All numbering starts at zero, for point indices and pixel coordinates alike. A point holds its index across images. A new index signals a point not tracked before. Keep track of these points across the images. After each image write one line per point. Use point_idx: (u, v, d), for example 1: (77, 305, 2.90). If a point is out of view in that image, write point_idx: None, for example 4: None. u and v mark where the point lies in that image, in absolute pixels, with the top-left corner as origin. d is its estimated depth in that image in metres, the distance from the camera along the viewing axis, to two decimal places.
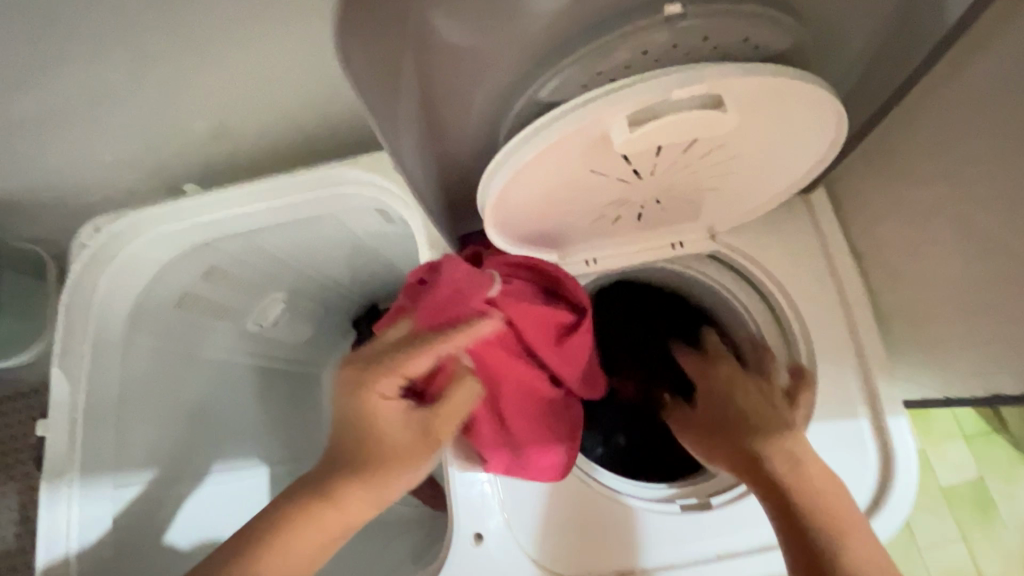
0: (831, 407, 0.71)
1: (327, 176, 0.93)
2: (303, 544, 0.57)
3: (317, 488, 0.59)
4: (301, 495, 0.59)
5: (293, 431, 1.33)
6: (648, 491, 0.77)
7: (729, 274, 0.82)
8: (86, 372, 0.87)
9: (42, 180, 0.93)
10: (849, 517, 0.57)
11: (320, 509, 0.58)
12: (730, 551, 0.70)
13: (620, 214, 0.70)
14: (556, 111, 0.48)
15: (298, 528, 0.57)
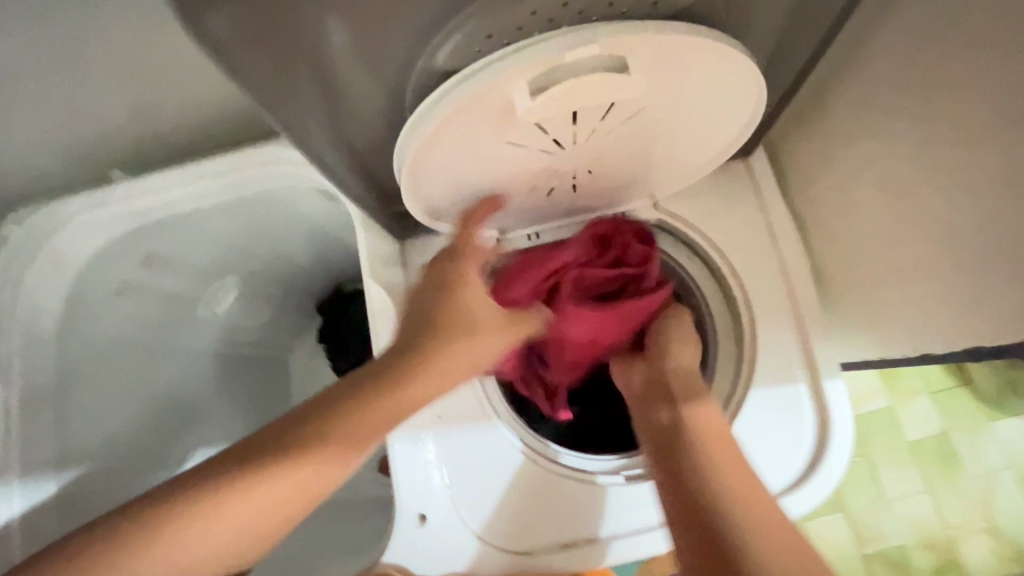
0: (770, 374, 0.71)
1: (267, 156, 0.91)
2: (219, 527, 0.49)
3: (234, 459, 0.52)
4: (219, 468, 0.51)
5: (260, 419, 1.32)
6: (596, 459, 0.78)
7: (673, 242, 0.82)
8: (18, 370, 0.85)
9: None
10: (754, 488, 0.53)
11: (235, 487, 0.50)
12: None
13: (553, 187, 0.68)
14: (453, 80, 0.46)
15: (184, 521, 0.48)
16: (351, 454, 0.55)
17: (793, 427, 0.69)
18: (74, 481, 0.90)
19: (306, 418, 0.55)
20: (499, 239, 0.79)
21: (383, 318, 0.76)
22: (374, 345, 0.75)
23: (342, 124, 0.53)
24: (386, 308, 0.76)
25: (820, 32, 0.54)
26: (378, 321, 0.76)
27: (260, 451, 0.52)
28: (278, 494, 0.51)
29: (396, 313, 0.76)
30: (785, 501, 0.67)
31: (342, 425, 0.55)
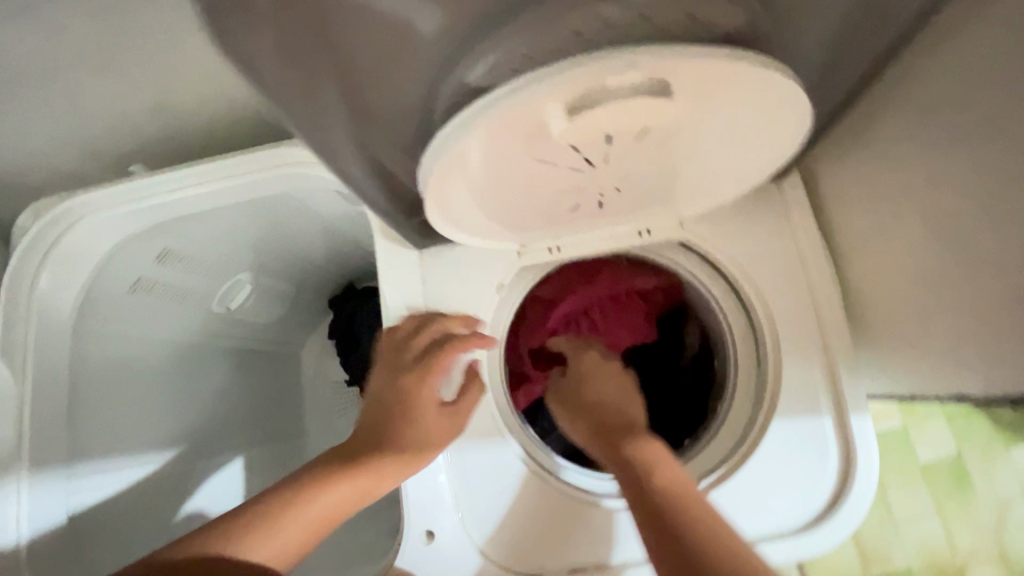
0: (793, 403, 0.69)
1: (286, 154, 0.89)
2: (286, 530, 0.58)
3: (293, 480, 0.62)
4: (282, 487, 0.62)
5: (268, 415, 1.31)
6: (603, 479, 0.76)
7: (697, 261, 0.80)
8: (32, 361, 0.84)
9: None
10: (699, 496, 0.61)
11: (299, 498, 0.60)
12: None
13: (578, 203, 0.66)
14: (492, 95, 0.44)
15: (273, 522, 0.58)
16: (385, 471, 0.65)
17: (815, 463, 0.67)
18: (74, 498, 0.87)
19: (347, 446, 0.67)
20: (519, 252, 0.77)
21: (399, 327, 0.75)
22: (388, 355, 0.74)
23: (369, 136, 0.51)
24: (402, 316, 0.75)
25: (870, 56, 0.52)
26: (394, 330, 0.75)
27: (315, 471, 0.64)
28: (330, 502, 0.61)
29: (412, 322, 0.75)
30: (762, 548, 0.66)
31: (376, 449, 0.66)
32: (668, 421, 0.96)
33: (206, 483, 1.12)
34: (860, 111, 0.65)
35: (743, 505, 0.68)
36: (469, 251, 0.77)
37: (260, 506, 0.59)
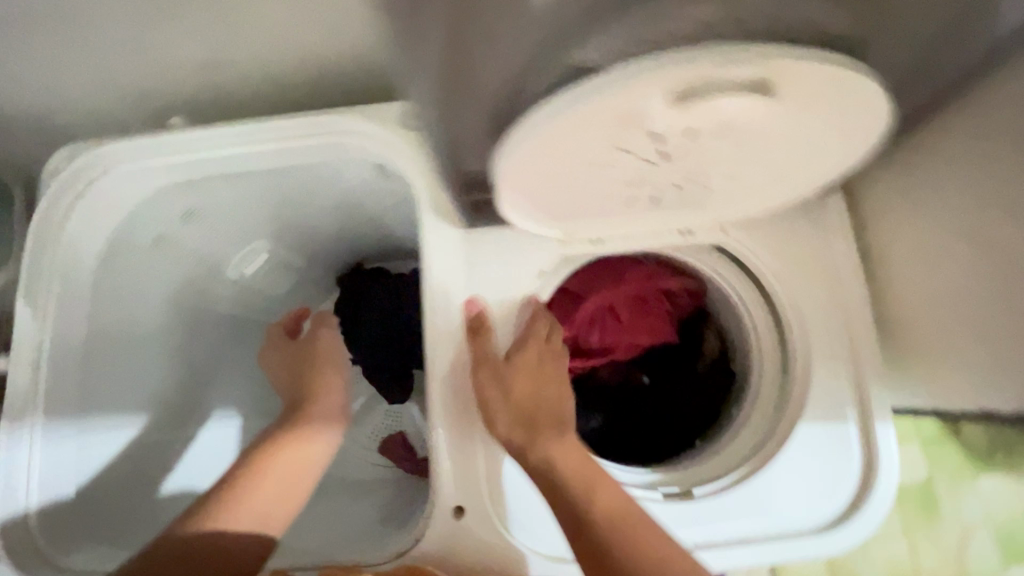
0: (819, 408, 0.71)
1: (332, 124, 0.87)
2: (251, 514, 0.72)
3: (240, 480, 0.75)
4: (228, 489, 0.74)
5: None
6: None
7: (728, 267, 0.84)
8: (53, 308, 0.82)
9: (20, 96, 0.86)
10: (621, 507, 0.64)
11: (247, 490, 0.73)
12: (708, 540, 0.70)
13: (636, 198, 0.68)
14: (605, 70, 0.45)
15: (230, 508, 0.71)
16: (307, 456, 0.79)
17: (838, 466, 0.69)
18: (84, 454, 0.84)
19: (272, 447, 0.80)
20: (564, 242, 0.79)
21: (439, 305, 0.75)
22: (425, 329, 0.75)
23: (459, 106, 0.52)
24: (442, 295, 0.76)
25: (943, 79, 0.55)
26: (432, 308, 0.75)
27: (250, 470, 0.75)
28: (279, 487, 0.75)
29: (451, 301, 0.76)
30: (747, 549, 0.69)
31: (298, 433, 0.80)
32: (685, 424, 0.96)
33: (188, 453, 1.00)
34: (913, 134, 0.68)
35: (682, 512, 0.71)
36: (514, 236, 0.78)
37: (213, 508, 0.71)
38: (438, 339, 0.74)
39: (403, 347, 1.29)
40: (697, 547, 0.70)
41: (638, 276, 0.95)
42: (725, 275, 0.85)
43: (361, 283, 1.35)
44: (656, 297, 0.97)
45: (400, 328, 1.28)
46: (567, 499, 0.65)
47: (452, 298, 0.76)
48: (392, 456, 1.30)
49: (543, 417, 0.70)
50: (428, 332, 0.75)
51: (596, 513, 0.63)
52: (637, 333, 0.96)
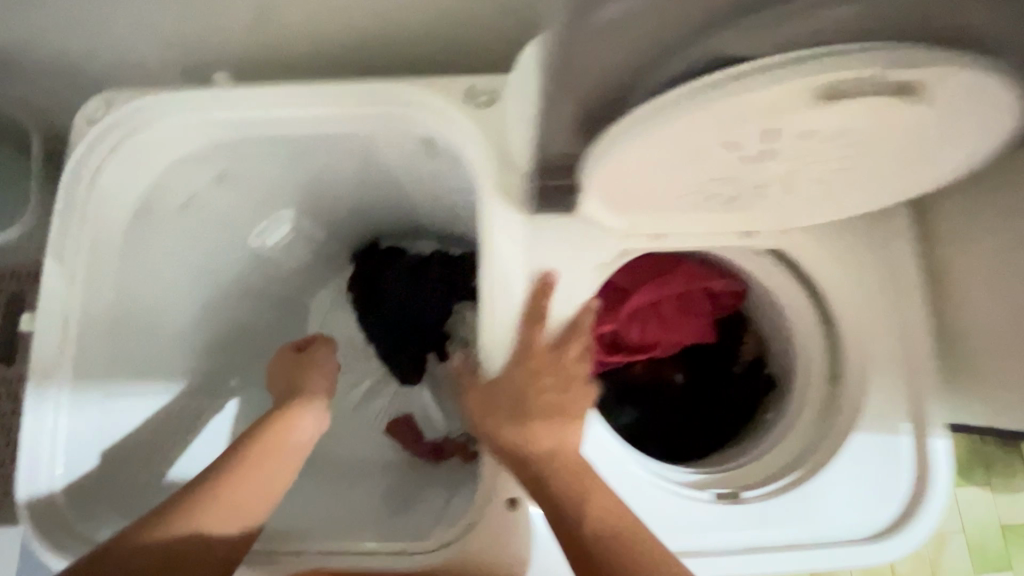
0: (874, 419, 0.71)
1: (391, 95, 0.82)
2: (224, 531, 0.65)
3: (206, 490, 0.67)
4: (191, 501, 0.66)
5: None
6: (603, 443, 0.73)
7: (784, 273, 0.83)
8: (82, 269, 0.77)
9: (57, 35, 0.80)
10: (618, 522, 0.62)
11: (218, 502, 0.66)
12: (758, 545, 0.70)
13: (714, 195, 0.66)
14: (740, 64, 0.44)
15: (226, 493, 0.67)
16: (285, 462, 0.72)
17: (891, 477, 0.70)
18: (109, 424, 0.81)
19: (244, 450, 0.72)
20: (623, 235, 0.77)
21: (498, 287, 0.72)
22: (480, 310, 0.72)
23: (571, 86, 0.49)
24: (502, 278, 0.73)
25: None
26: (491, 290, 0.72)
27: (222, 479, 0.68)
28: (253, 496, 0.68)
29: (510, 285, 0.73)
30: (798, 556, 0.68)
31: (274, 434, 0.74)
32: (713, 425, 0.97)
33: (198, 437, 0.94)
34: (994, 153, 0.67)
35: (674, 516, 0.71)
36: (576, 225, 0.76)
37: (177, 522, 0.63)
38: (496, 324, 0.72)
39: (418, 333, 1.26)
40: (746, 550, 0.69)
41: (685, 274, 0.93)
42: (777, 279, 0.84)
43: (382, 260, 1.31)
44: (699, 297, 0.96)
45: (417, 312, 1.25)
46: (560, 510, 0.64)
47: (511, 282, 0.73)
48: (398, 438, 1.27)
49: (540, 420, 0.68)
50: (484, 314, 0.72)
51: (591, 528, 0.62)
52: (678, 331, 0.95)
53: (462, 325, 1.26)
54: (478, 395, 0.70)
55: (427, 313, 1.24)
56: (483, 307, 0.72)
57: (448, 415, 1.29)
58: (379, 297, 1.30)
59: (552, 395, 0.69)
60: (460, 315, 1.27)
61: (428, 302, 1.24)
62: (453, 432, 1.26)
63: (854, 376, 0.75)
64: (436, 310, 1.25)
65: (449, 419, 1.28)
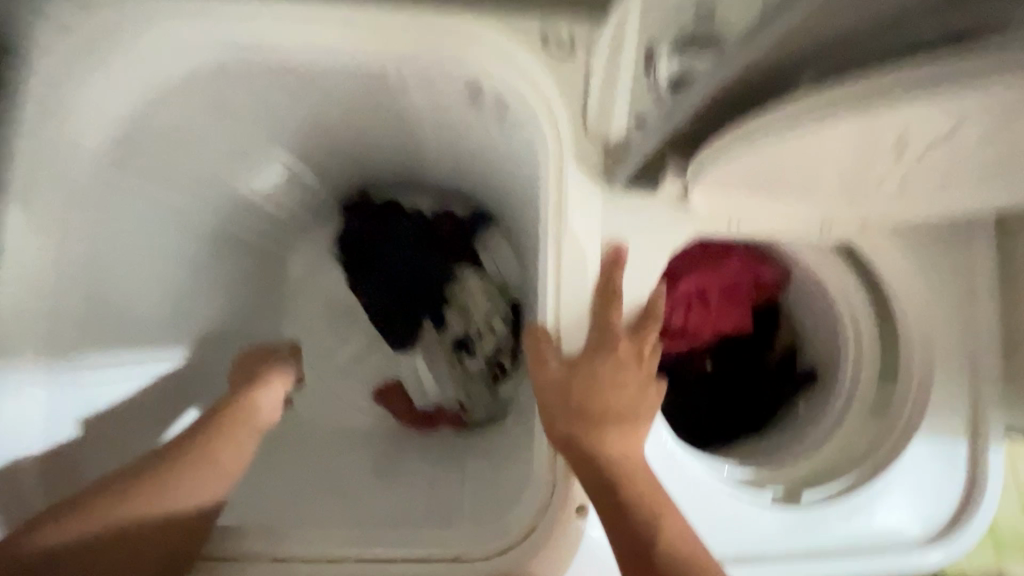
0: (936, 426, 0.71)
1: (452, 26, 0.67)
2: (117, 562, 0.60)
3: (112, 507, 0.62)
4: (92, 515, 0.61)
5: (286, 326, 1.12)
6: (670, 441, 0.69)
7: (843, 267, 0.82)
8: (55, 209, 0.66)
9: None
10: (687, 543, 0.57)
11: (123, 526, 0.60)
12: (821, 550, 0.68)
13: (845, 171, 0.62)
14: (959, 54, 0.38)
15: (172, 477, 0.64)
16: (226, 463, 0.67)
17: (944, 481, 0.71)
18: (68, 398, 0.69)
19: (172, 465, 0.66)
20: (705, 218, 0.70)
21: (570, 267, 0.64)
22: (545, 292, 0.65)
23: None
24: (576, 258, 0.64)
25: None
26: (563, 268, 0.64)
27: (141, 479, 0.63)
28: (207, 483, 0.65)
29: (584, 265, 0.65)
30: (860, 561, 0.68)
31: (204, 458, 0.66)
32: (747, 416, 0.94)
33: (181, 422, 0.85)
34: None
35: (718, 523, 0.67)
36: (660, 204, 0.68)
37: (66, 542, 0.58)
38: (566, 309, 0.64)
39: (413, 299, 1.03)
40: (807, 556, 0.68)
41: (737, 263, 0.89)
42: (837, 272, 0.82)
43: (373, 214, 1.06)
44: (746, 286, 0.92)
45: (414, 273, 1.02)
46: (626, 524, 0.58)
47: (585, 260, 0.65)
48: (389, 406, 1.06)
49: (614, 419, 0.61)
50: (550, 296, 0.65)
51: (661, 547, 0.56)
52: (721, 321, 0.91)
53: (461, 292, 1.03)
54: (546, 382, 0.63)
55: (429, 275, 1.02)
56: (548, 289, 0.65)
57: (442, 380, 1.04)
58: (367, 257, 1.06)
59: (626, 392, 0.62)
60: (463, 279, 1.03)
61: (428, 261, 1.03)
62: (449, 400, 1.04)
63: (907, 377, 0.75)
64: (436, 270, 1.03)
65: (443, 386, 1.04)
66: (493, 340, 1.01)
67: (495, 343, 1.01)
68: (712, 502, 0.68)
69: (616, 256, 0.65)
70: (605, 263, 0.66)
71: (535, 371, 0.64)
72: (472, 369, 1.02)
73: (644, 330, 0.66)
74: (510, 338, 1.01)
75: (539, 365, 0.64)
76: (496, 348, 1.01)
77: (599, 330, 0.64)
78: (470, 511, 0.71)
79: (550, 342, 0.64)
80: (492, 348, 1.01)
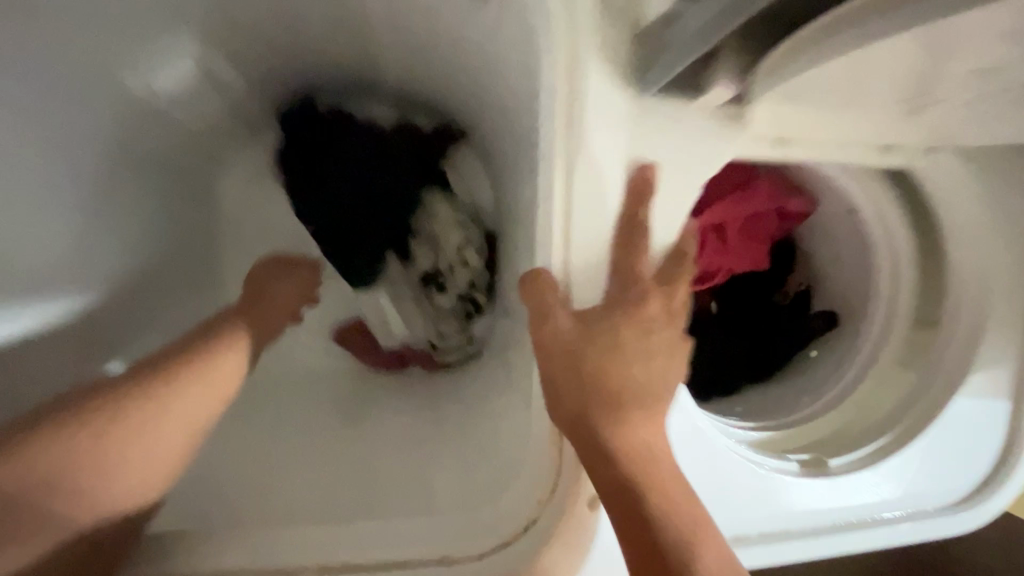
0: (981, 381, 0.63)
1: None
2: (97, 485, 0.55)
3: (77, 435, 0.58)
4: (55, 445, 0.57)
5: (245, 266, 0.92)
6: (695, 412, 0.58)
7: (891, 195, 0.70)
8: None
9: None
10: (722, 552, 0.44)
11: (87, 450, 0.56)
12: (851, 521, 0.61)
13: (945, 87, 0.49)
14: None
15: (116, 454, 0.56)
16: (174, 441, 0.60)
17: (982, 443, 0.64)
18: None
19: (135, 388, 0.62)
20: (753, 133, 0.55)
21: (583, 195, 0.49)
22: (551, 228, 0.50)
23: None
24: (591, 182, 0.49)
25: None
26: (575, 196, 0.49)
27: (80, 456, 0.55)
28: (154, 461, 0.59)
29: (602, 191, 0.49)
30: (890, 531, 0.61)
31: (191, 374, 0.63)
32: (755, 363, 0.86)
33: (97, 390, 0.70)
34: None
35: (746, 501, 0.58)
36: (701, 113, 0.52)
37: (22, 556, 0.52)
38: (579, 254, 0.49)
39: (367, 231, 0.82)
40: (833, 529, 0.60)
41: (763, 191, 0.76)
42: (880, 205, 0.71)
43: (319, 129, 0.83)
44: (768, 219, 0.80)
45: (368, 197, 0.80)
46: (646, 528, 0.44)
47: (602, 184, 0.49)
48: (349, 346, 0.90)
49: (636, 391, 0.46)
50: (556, 232, 0.49)
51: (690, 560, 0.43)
52: (737, 258, 0.79)
53: (428, 219, 0.83)
54: (549, 340, 0.48)
55: (386, 199, 0.81)
56: (555, 223, 0.49)
57: (406, 319, 0.87)
58: (312, 181, 0.85)
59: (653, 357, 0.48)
60: (429, 203, 0.83)
61: (385, 182, 0.81)
62: (415, 343, 0.88)
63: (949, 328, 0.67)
64: (396, 192, 0.81)
65: (409, 327, 0.87)
66: (467, 274, 0.83)
67: (469, 278, 0.83)
68: (736, 478, 0.58)
69: (644, 184, 0.50)
70: (626, 188, 0.50)
71: (534, 327, 0.49)
72: (442, 308, 0.85)
73: (674, 284, 0.51)
74: (487, 272, 0.83)
75: (541, 320, 0.48)
76: (471, 285, 0.84)
77: (622, 277, 0.48)
78: (455, 488, 0.61)
79: (555, 290, 0.48)
80: (466, 284, 0.84)
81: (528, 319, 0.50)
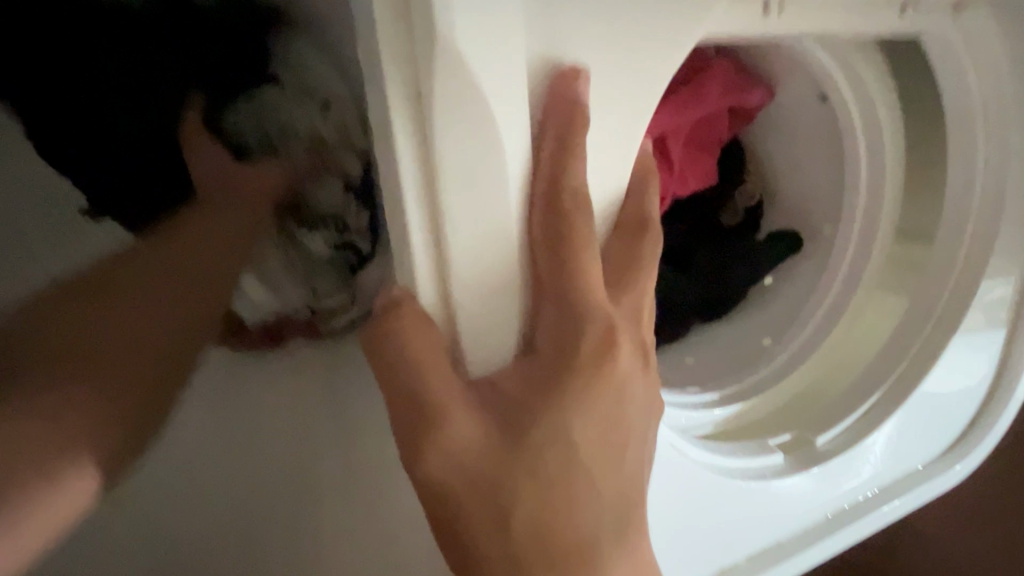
0: (982, 311, 0.51)
1: None
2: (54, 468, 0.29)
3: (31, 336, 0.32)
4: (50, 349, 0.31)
5: None
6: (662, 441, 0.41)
7: (882, 77, 0.53)
8: None
9: None
10: None
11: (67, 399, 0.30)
12: (845, 507, 0.50)
13: None
14: None
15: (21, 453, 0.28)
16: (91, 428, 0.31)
17: (975, 381, 0.52)
18: None
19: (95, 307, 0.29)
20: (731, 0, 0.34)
21: (454, 144, 0.24)
22: (403, 210, 0.25)
23: None
24: (469, 106, 0.24)
25: None
26: (440, 156, 0.24)
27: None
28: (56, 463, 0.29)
29: (486, 129, 0.24)
30: (890, 506, 0.50)
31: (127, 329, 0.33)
32: None
33: None
34: None
35: (731, 519, 0.46)
36: None
37: None
38: (470, 267, 0.26)
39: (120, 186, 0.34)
40: (829, 523, 0.49)
41: (704, 86, 0.56)
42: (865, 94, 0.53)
43: None
44: (720, 123, 0.59)
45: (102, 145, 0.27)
46: None
47: (488, 116, 0.24)
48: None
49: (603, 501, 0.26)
50: (413, 218, 0.25)
51: None
52: (681, 181, 0.59)
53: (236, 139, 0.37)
54: (437, 445, 0.25)
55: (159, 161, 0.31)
56: (409, 199, 0.25)
57: (271, 281, 0.37)
58: None
59: (621, 434, 0.27)
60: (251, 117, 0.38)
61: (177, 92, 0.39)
62: (293, 316, 0.38)
63: (941, 245, 0.53)
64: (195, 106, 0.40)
65: (278, 292, 0.37)
66: (332, 202, 0.38)
67: (339, 207, 0.38)
68: (716, 498, 0.45)
69: (570, 114, 0.26)
70: (540, 127, 0.26)
71: (412, 448, 0.25)
72: (319, 260, 0.39)
73: (631, 289, 0.31)
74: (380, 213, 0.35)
75: (425, 428, 0.25)
76: (344, 219, 0.39)
77: (553, 301, 0.26)
78: None
79: (428, 342, 0.25)
80: (334, 218, 0.38)
81: (395, 425, 0.26)
